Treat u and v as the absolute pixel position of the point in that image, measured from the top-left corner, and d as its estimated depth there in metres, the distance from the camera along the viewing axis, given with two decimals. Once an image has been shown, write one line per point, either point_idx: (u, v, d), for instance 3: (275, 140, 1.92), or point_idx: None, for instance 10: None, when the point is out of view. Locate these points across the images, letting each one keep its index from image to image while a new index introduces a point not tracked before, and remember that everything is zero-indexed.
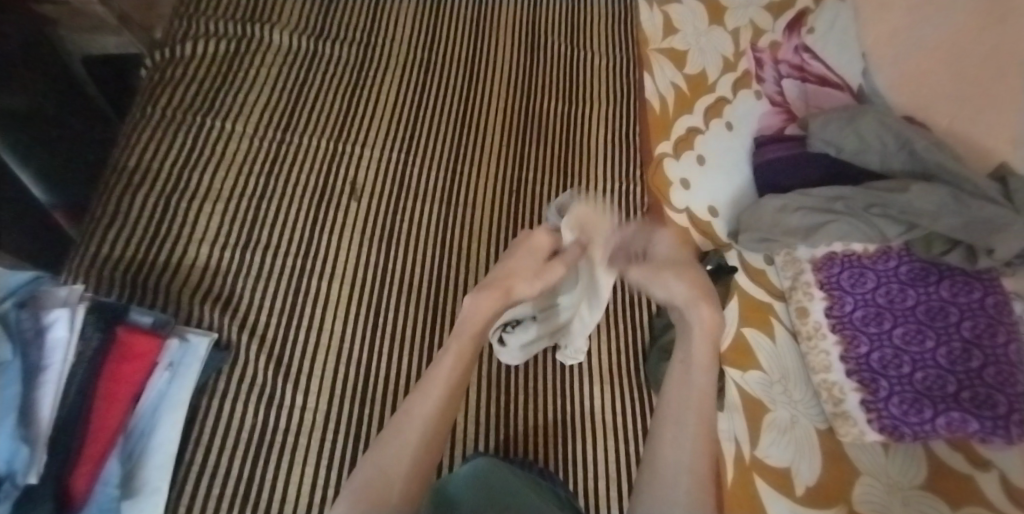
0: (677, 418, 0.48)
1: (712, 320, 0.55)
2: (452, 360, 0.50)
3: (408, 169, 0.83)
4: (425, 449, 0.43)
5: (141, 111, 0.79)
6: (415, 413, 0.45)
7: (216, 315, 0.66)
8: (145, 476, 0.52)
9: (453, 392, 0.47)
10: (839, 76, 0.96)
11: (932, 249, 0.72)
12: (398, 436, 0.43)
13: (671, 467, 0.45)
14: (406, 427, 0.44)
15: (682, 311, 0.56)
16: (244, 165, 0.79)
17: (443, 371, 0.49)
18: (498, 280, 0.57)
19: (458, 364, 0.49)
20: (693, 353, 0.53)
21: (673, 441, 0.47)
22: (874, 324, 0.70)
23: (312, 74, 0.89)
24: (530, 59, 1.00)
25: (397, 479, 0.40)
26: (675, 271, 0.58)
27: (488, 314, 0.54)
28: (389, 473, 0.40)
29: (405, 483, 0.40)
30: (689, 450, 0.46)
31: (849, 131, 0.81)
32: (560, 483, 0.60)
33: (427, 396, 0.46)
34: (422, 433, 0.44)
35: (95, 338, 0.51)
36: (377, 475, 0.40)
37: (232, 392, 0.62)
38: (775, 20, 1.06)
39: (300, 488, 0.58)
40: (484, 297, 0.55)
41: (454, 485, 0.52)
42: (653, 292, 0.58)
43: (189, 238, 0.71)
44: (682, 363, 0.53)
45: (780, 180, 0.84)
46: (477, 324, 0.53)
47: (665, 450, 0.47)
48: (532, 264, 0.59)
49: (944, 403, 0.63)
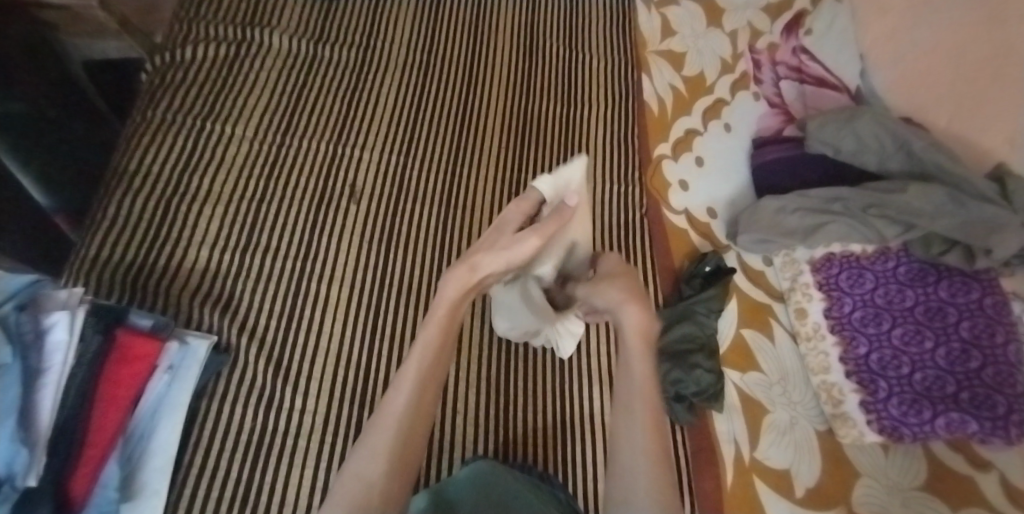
0: (628, 435, 0.50)
1: (643, 323, 0.55)
2: (422, 351, 0.51)
3: (407, 172, 0.84)
4: (405, 444, 0.45)
5: (141, 115, 0.79)
6: (389, 411, 0.47)
7: (216, 317, 0.66)
8: (143, 478, 0.52)
9: (426, 380, 0.49)
10: (837, 77, 0.97)
11: (931, 249, 0.72)
12: (375, 435, 0.45)
13: (630, 462, 0.48)
14: (384, 426, 0.46)
15: (615, 313, 0.57)
16: (242, 168, 0.79)
17: (414, 362, 0.50)
18: (464, 256, 0.55)
19: (429, 349, 0.51)
20: (631, 352, 0.54)
21: (628, 461, 0.48)
22: (872, 325, 0.70)
23: (311, 77, 0.90)
24: (528, 62, 1.00)
25: (377, 487, 0.41)
26: (612, 283, 0.59)
27: (456, 299, 0.53)
28: (370, 481, 0.41)
29: (384, 488, 0.41)
30: (642, 444, 0.49)
31: (846, 133, 0.81)
32: (559, 486, 0.59)
33: (400, 390, 0.48)
34: (399, 428, 0.45)
35: (94, 341, 0.50)
36: (360, 488, 0.41)
37: (232, 395, 0.62)
38: (772, 21, 1.07)
39: (298, 491, 0.58)
40: (449, 280, 0.53)
41: (452, 487, 0.52)
42: (595, 303, 0.60)
43: (189, 241, 0.71)
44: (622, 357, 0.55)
45: (779, 181, 0.84)
46: (450, 306, 0.53)
47: (621, 448, 0.50)
48: (504, 240, 0.54)
49: (943, 405, 0.63)
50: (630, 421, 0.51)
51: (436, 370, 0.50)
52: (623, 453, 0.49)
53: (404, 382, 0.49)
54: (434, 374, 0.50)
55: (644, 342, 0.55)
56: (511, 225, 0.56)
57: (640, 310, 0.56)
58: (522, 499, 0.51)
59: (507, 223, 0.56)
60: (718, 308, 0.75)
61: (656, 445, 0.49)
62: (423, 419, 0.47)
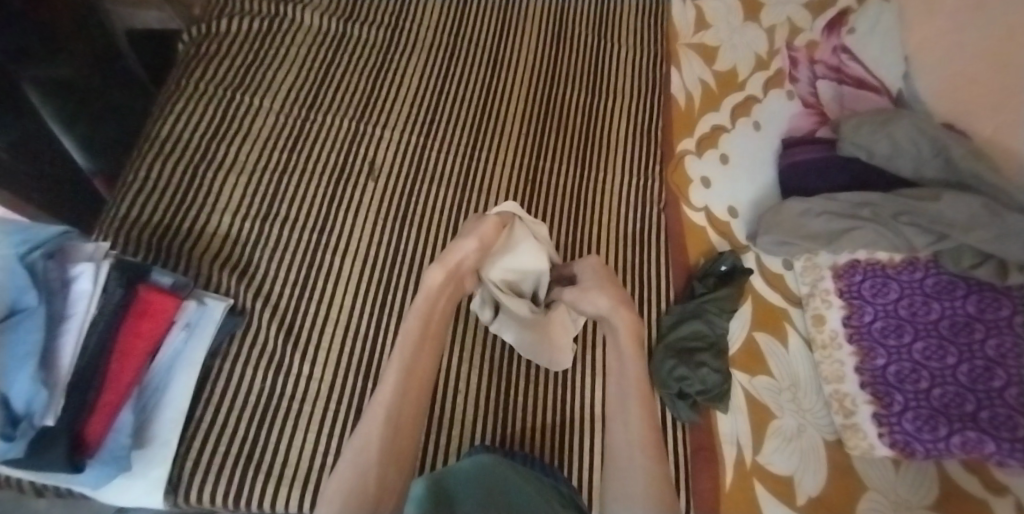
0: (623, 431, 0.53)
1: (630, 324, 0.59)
2: (399, 371, 0.51)
3: (426, 152, 0.84)
4: (395, 434, 0.47)
5: (176, 84, 0.82)
6: (378, 401, 0.49)
7: (233, 282, 0.68)
8: (157, 427, 0.56)
9: (409, 377, 0.51)
10: (878, 78, 0.93)
11: (962, 261, 0.68)
12: (366, 427, 0.47)
13: (628, 457, 0.51)
14: (374, 415, 0.48)
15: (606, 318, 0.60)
16: (269, 139, 0.81)
17: (397, 357, 0.52)
18: (440, 256, 0.58)
19: (408, 344, 0.53)
20: (623, 354, 0.58)
21: (625, 457, 0.51)
22: (893, 337, 0.67)
23: (339, 55, 0.91)
24: (556, 48, 0.99)
25: (372, 475, 0.44)
26: (598, 289, 0.61)
27: (440, 287, 0.57)
28: (365, 471, 0.44)
29: (378, 484, 0.44)
30: (637, 439, 0.52)
31: (881, 136, 0.78)
32: (565, 481, 0.60)
33: (387, 384, 0.50)
34: (386, 421, 0.48)
35: (117, 293, 0.52)
36: (357, 475, 0.44)
37: (245, 356, 0.65)
38: (814, 18, 1.03)
39: (301, 454, 0.60)
40: (431, 275, 0.57)
41: (454, 478, 0.52)
42: (582, 307, 0.62)
43: (212, 207, 0.74)
44: (617, 365, 0.58)
45: (806, 184, 0.81)
46: (428, 298, 0.56)
47: (619, 446, 0.53)
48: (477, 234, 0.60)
49: (960, 423, 0.61)
50: (625, 412, 0.54)
51: (418, 359, 0.53)
52: (620, 450, 0.52)
53: (391, 374, 0.51)
54: (418, 362, 0.52)
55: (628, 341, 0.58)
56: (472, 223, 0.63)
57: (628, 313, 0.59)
58: (520, 490, 0.52)
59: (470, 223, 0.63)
60: (731, 309, 0.74)
61: (652, 442, 0.52)
62: (409, 416, 0.49)
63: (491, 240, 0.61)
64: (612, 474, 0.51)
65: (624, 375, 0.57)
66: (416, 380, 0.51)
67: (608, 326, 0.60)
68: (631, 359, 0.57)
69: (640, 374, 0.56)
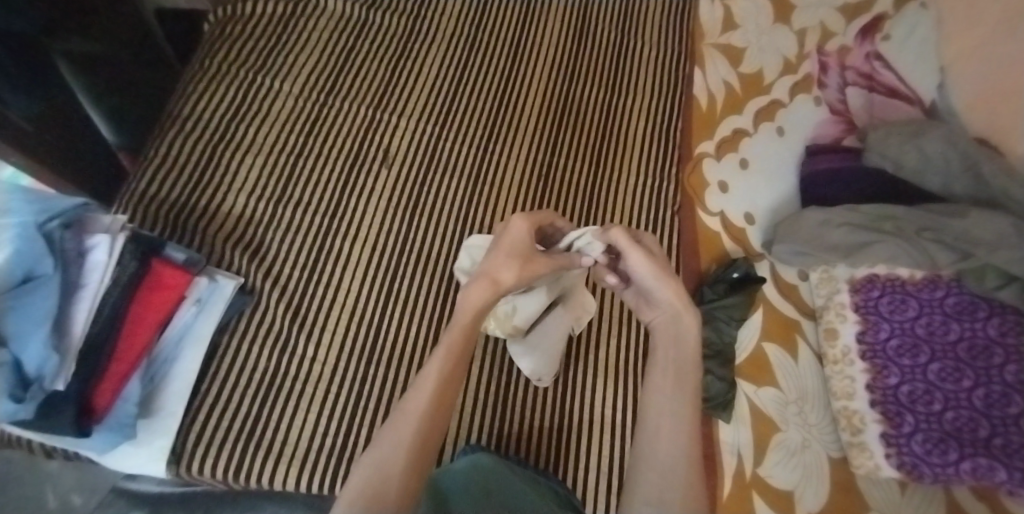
0: (667, 430, 0.46)
1: (689, 325, 0.51)
2: (435, 381, 0.46)
3: (440, 142, 0.84)
4: (424, 438, 0.43)
5: (200, 64, 0.84)
6: (409, 408, 0.44)
7: (244, 261, 0.69)
8: (163, 399, 0.58)
9: (446, 388, 0.46)
10: (911, 87, 0.89)
11: (985, 282, 0.66)
12: (393, 435, 0.43)
13: (667, 469, 0.44)
14: (404, 424, 0.43)
15: (667, 312, 0.52)
16: (286, 123, 0.82)
17: (435, 363, 0.47)
18: (485, 269, 0.51)
19: (451, 354, 0.47)
20: (683, 349, 0.50)
21: (664, 460, 0.45)
22: (908, 356, 0.65)
23: (360, 42, 0.92)
24: (577, 43, 0.98)
25: (395, 478, 0.39)
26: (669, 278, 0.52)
27: (482, 308, 0.49)
28: (387, 473, 0.40)
29: (403, 482, 0.40)
30: (683, 446, 0.45)
31: (911, 148, 0.75)
32: (558, 481, 0.61)
33: (421, 393, 0.45)
34: (419, 429, 0.43)
35: (131, 266, 0.54)
36: (379, 478, 0.39)
37: (251, 334, 0.66)
38: (848, 23, 0.99)
39: (300, 434, 0.61)
40: (473, 287, 0.50)
41: (451, 478, 0.53)
42: (651, 291, 0.53)
43: (229, 187, 0.75)
44: (675, 366, 0.50)
45: (827, 193, 0.79)
46: (471, 317, 0.49)
47: (653, 441, 0.46)
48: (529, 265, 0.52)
49: (971, 448, 0.59)
50: (674, 411, 0.47)
51: (455, 372, 0.47)
52: (656, 461, 0.45)
53: (426, 381, 0.46)
54: (455, 375, 0.47)
55: (686, 338, 0.51)
56: (523, 242, 0.52)
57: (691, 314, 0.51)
58: (518, 491, 0.51)
59: (518, 239, 0.52)
60: (740, 317, 0.73)
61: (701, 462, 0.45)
62: (439, 426, 0.44)
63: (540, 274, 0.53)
64: (644, 484, 0.44)
65: (681, 383, 0.49)
66: (448, 395, 0.46)
67: (672, 319, 0.52)
68: (684, 356, 0.50)
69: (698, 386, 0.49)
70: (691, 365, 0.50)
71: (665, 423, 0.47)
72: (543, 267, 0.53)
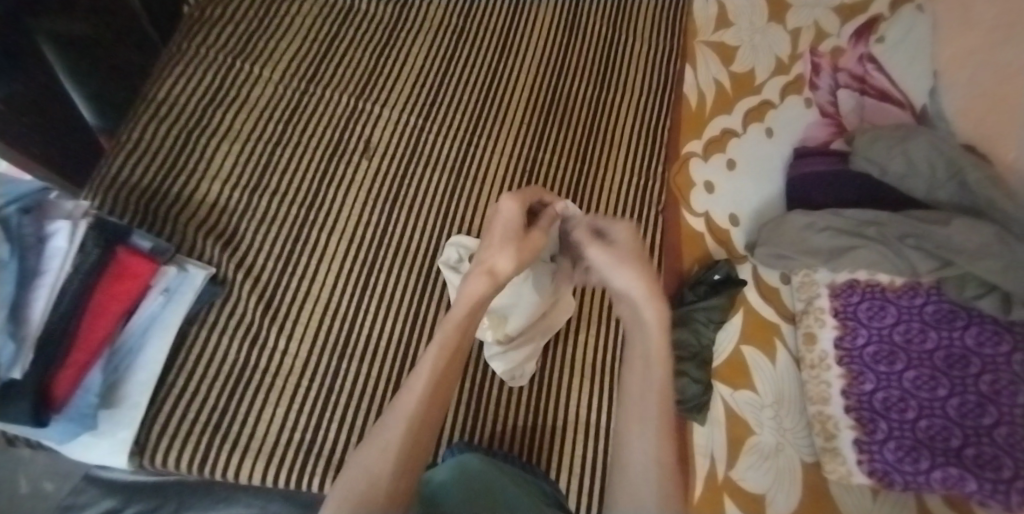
0: (637, 431, 0.44)
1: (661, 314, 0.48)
2: (428, 381, 0.44)
3: (423, 135, 0.83)
4: (414, 440, 0.41)
5: (177, 47, 0.82)
6: (400, 411, 0.42)
7: (216, 251, 0.68)
8: (127, 389, 0.57)
9: (439, 385, 0.44)
10: (902, 91, 0.88)
11: (965, 290, 0.65)
12: (383, 435, 0.41)
13: (637, 474, 0.42)
14: (394, 426, 0.41)
15: (632, 300, 0.49)
16: (265, 109, 0.80)
17: (429, 360, 0.45)
18: (480, 258, 0.50)
19: (445, 351, 0.45)
20: (650, 342, 0.47)
21: (636, 465, 0.43)
22: (884, 363, 0.65)
23: (344, 29, 0.90)
24: (567, 36, 0.97)
25: (383, 482, 0.38)
26: (627, 262, 0.50)
27: (483, 298, 0.49)
28: (376, 477, 0.38)
29: (390, 486, 0.38)
30: (655, 448, 0.43)
31: (896, 153, 0.75)
32: (545, 479, 0.61)
33: (412, 392, 0.43)
34: (407, 431, 0.41)
35: (94, 253, 0.52)
36: (366, 482, 0.38)
37: (222, 325, 0.65)
38: (843, 23, 0.98)
39: (268, 428, 0.61)
40: (471, 280, 0.49)
41: (439, 482, 0.51)
42: (610, 281, 0.51)
43: (203, 174, 0.74)
44: (641, 358, 0.47)
45: (813, 196, 0.78)
46: (468, 309, 0.48)
47: (627, 443, 0.44)
48: (525, 245, 0.51)
49: (943, 458, 0.58)
50: (644, 411, 0.45)
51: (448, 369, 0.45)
52: (629, 465, 0.43)
53: (417, 381, 0.44)
54: (449, 373, 0.45)
55: (662, 333, 0.47)
56: (516, 221, 0.51)
57: (661, 304, 0.48)
58: (508, 489, 0.51)
59: (510, 219, 0.51)
60: (719, 319, 0.72)
61: (672, 459, 0.43)
62: (432, 426, 0.43)
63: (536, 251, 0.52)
64: (616, 489, 0.43)
65: (648, 372, 0.46)
66: (442, 395, 0.44)
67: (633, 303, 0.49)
68: (655, 350, 0.47)
69: (667, 378, 0.46)
70: (661, 358, 0.47)
71: (636, 422, 0.45)
72: (537, 242, 0.53)
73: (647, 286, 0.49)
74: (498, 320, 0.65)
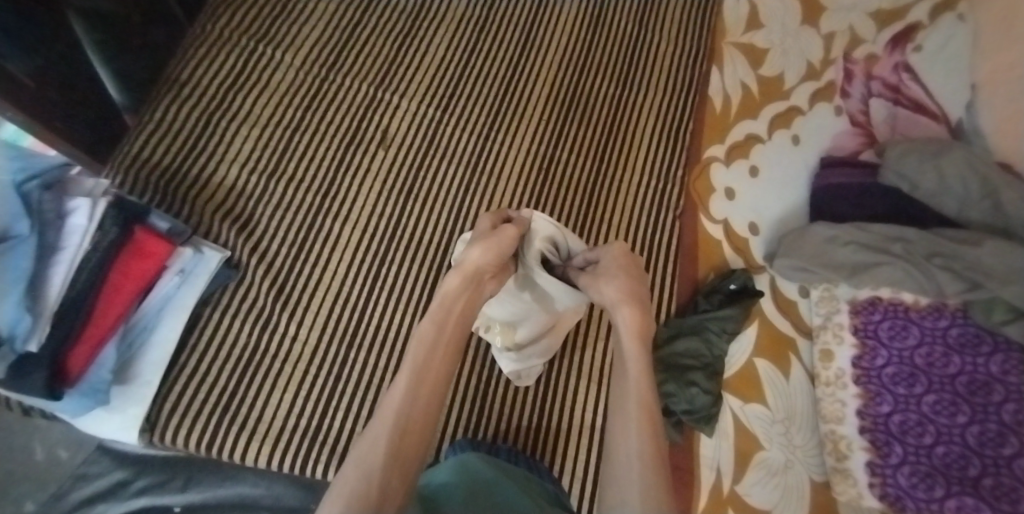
0: (621, 431, 0.47)
1: (638, 322, 0.53)
2: (413, 377, 0.46)
3: (441, 127, 0.82)
4: (404, 432, 0.42)
5: (201, 28, 0.83)
6: (387, 408, 0.44)
7: (232, 235, 0.69)
8: (137, 368, 0.58)
9: (422, 380, 0.46)
10: (937, 103, 0.84)
11: (992, 316, 0.62)
12: (373, 430, 0.42)
13: (623, 471, 0.44)
14: (383, 423, 0.42)
15: (609, 311, 0.54)
16: (286, 94, 0.80)
17: (411, 356, 0.48)
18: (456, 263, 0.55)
19: (423, 343, 0.49)
20: (626, 349, 0.52)
21: (621, 464, 0.44)
22: (903, 385, 0.63)
23: (367, 17, 0.89)
24: (591, 33, 0.95)
25: (375, 478, 0.38)
26: (609, 276, 0.55)
27: (459, 294, 0.52)
28: (368, 471, 0.38)
29: (384, 482, 0.38)
30: (638, 445, 0.45)
31: (929, 168, 0.72)
32: (551, 480, 0.60)
33: (396, 389, 0.45)
34: (395, 424, 0.42)
35: (111, 232, 0.53)
36: (360, 479, 0.38)
37: (233, 309, 0.65)
38: (879, 30, 0.95)
39: (275, 413, 0.61)
40: (448, 281, 0.53)
41: (442, 484, 0.50)
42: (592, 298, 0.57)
43: (221, 157, 0.74)
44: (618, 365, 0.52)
45: (838, 209, 0.76)
46: (441, 305, 0.52)
47: (616, 446, 0.46)
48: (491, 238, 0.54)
49: (959, 487, 0.56)
50: (624, 412, 0.48)
51: (430, 362, 0.48)
52: (616, 467, 0.45)
53: (401, 379, 0.46)
54: (431, 365, 0.47)
55: (638, 341, 0.52)
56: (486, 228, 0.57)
57: (633, 309, 0.53)
58: (511, 488, 0.50)
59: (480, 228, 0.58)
60: (733, 330, 0.70)
61: (653, 448, 0.45)
62: (421, 421, 0.44)
63: (508, 245, 0.54)
64: (606, 490, 0.44)
65: (625, 375, 0.51)
66: (426, 388, 0.46)
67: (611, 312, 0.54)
68: (632, 355, 0.51)
69: (642, 379, 0.50)
70: (638, 360, 0.51)
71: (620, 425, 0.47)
72: (510, 233, 0.55)
73: (619, 291, 0.54)
74: (507, 328, 0.63)
